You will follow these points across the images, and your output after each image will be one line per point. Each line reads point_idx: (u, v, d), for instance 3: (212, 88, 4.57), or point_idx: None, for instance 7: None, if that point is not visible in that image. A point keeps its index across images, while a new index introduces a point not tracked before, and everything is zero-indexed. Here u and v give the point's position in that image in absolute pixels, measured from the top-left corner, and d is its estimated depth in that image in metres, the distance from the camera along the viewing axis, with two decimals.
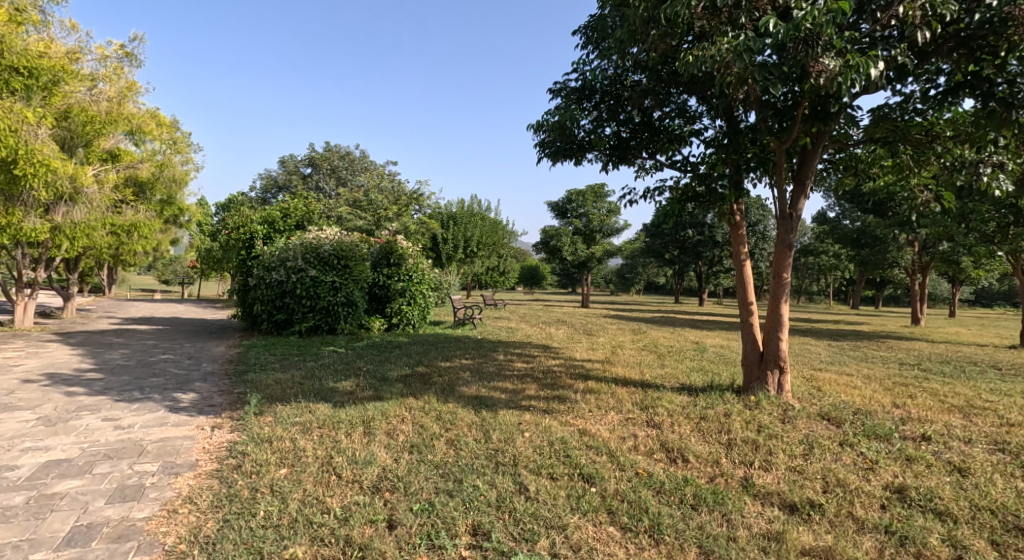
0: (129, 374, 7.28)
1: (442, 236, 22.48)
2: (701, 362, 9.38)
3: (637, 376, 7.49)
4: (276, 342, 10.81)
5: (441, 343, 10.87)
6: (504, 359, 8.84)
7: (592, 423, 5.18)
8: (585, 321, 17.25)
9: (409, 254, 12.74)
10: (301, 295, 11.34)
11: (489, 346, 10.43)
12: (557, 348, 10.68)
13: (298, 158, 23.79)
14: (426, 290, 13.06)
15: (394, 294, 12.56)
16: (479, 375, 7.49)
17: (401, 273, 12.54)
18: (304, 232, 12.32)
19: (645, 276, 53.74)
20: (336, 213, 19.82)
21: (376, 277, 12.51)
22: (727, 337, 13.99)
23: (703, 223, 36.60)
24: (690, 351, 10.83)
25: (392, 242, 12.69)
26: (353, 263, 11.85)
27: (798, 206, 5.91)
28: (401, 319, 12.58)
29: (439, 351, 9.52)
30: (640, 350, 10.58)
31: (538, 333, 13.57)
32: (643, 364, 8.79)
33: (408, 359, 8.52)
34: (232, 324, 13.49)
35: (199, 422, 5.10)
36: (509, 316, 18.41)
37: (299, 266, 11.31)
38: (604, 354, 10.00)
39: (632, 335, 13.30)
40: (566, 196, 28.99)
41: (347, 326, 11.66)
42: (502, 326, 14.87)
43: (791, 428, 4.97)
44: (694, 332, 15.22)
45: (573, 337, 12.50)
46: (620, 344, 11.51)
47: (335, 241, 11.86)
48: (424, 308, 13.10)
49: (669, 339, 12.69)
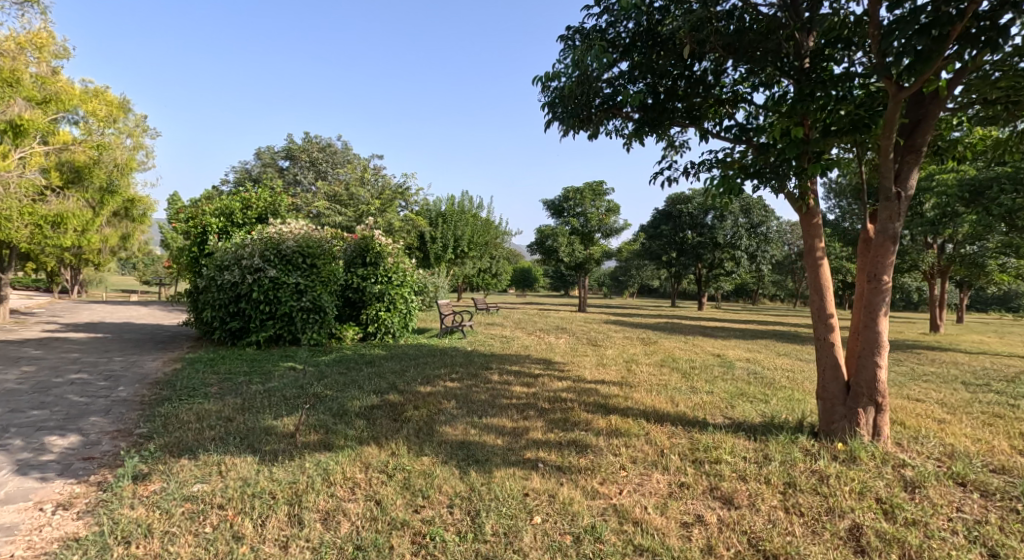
0: (5, 405, 5.53)
1: (430, 234, 20.79)
2: (737, 385, 7.77)
3: (671, 408, 5.88)
4: (226, 356, 9.10)
5: (425, 356, 9.27)
6: (500, 381, 7.16)
7: (630, 495, 3.56)
8: (587, 329, 15.65)
9: (388, 252, 11.05)
10: (259, 300, 9.64)
11: (480, 361, 8.79)
12: (561, 363, 9.06)
13: (275, 149, 22.07)
14: (408, 294, 11.38)
15: (371, 299, 10.89)
16: (469, 405, 5.82)
17: (379, 275, 10.88)
18: (266, 226, 10.60)
19: (639, 277, 52.36)
20: (312, 207, 18.35)
21: (350, 278, 10.83)
22: (748, 349, 12.44)
23: (703, 224, 35.28)
24: (716, 368, 9.25)
25: (368, 238, 10.99)
26: (322, 262, 10.15)
27: (907, 182, 4.26)
28: (381, 327, 10.97)
29: (420, 368, 7.90)
30: (660, 367, 8.96)
31: (536, 344, 11.97)
32: (671, 387, 7.17)
33: (380, 382, 6.84)
34: (184, 332, 11.74)
35: (40, 497, 3.39)
36: (502, 322, 16.76)
37: (255, 265, 9.54)
38: (618, 371, 8.39)
39: (642, 346, 11.72)
40: (563, 194, 27.46)
41: (315, 336, 10.00)
42: (496, 335, 13.24)
43: (929, 504, 3.38)
44: (709, 342, 13.67)
45: (576, 350, 10.91)
46: (632, 359, 9.91)
47: (300, 237, 10.14)
48: (405, 314, 11.44)
49: (685, 352, 11.13)
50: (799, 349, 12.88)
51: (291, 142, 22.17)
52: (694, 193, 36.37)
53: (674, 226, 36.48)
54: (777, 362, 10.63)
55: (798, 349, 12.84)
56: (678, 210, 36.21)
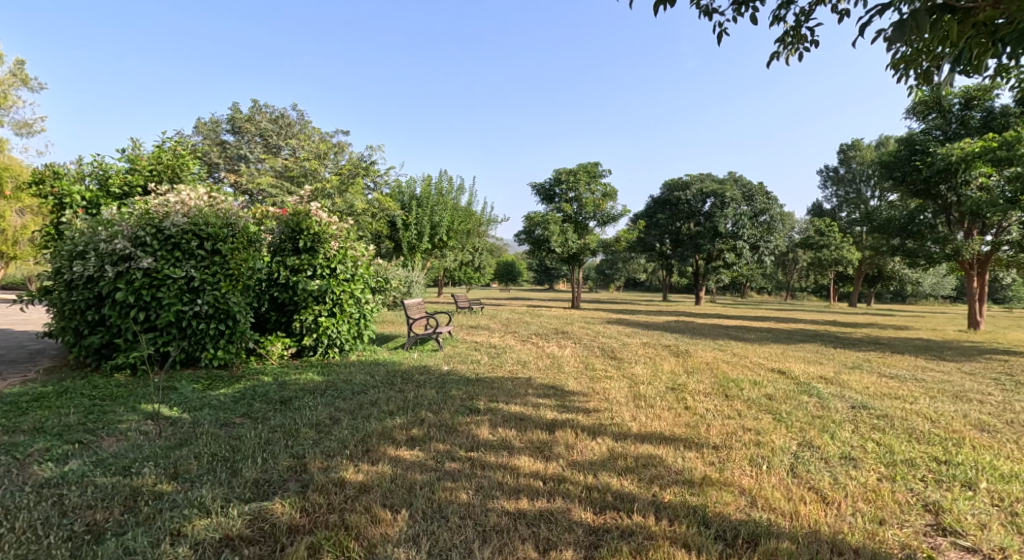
0: None
1: (402, 220, 17.66)
2: (867, 435, 4.92)
3: (828, 525, 3.09)
4: (67, 388, 5.98)
5: (381, 386, 6.28)
6: (495, 447, 4.23)
7: None
8: (592, 334, 12.82)
9: (331, 234, 7.93)
10: (128, 304, 6.46)
11: (463, 396, 5.86)
12: (579, 396, 6.17)
13: (217, 119, 18.75)
14: (362, 292, 8.31)
15: (307, 299, 7.77)
16: (434, 527, 3.03)
17: (318, 265, 7.74)
18: (149, 194, 7.33)
19: (627, 271, 49.77)
20: (256, 184, 15.21)
21: (276, 270, 7.66)
22: (807, 363, 9.62)
23: (701, 212, 32.93)
24: (803, 399, 6.39)
25: (302, 213, 7.82)
26: (232, 248, 7.00)
27: None
28: (323, 338, 7.94)
29: (366, 417, 4.89)
30: (726, 401, 6.07)
31: (535, 357, 9.04)
32: (780, 452, 4.31)
33: (278, 455, 3.83)
34: (51, 347, 8.49)
35: None
36: (487, 324, 13.77)
37: (121, 252, 6.38)
38: (672, 412, 5.49)
39: (676, 360, 8.91)
40: (554, 176, 24.56)
41: (220, 355, 6.90)
42: (482, 343, 10.28)
43: None
44: (748, 349, 10.95)
45: (592, 369, 8.00)
46: (676, 384, 7.02)
47: (193, 211, 6.91)
48: (358, 320, 8.40)
49: (736, 369, 8.26)
50: (866, 360, 10.11)
51: (236, 111, 18.80)
52: (693, 178, 33.64)
53: (670, 214, 34.19)
54: (863, 382, 7.83)
55: (867, 360, 10.08)
56: (676, 197, 33.42)
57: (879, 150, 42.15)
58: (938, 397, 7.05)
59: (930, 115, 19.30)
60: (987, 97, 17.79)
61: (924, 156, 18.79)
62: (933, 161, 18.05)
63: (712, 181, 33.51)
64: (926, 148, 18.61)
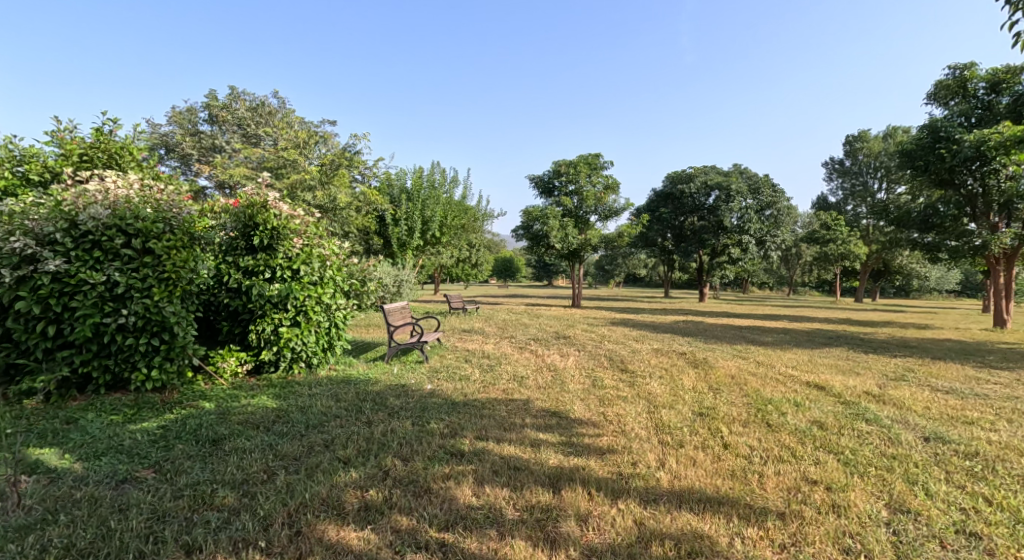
0: None
1: (391, 215, 16.47)
2: (970, 487, 3.77)
3: None
4: None
5: (345, 417, 5.10)
6: (483, 525, 3.20)
7: None
8: (596, 338, 11.67)
9: (293, 229, 6.75)
10: (34, 315, 5.30)
11: (445, 431, 4.67)
12: (589, 428, 5.02)
13: (193, 109, 17.66)
14: (333, 297, 7.10)
15: (265, 307, 6.57)
16: None
17: (277, 267, 6.56)
18: (71, 178, 6.12)
19: (627, 267, 48.62)
20: (228, 175, 13.99)
21: (226, 272, 6.46)
22: (844, 375, 8.41)
23: (705, 205, 31.74)
24: (862, 427, 5.23)
25: (257, 203, 6.59)
26: (169, 247, 5.78)
27: None
28: (285, 352, 6.76)
29: (311, 472, 3.72)
30: (770, 433, 4.90)
31: (534, 370, 7.85)
32: (872, 526, 3.24)
33: None
34: None
35: None
36: (481, 327, 12.57)
37: (24, 251, 5.22)
38: (708, 453, 4.34)
39: (697, 374, 7.76)
40: (553, 168, 23.36)
41: (154, 377, 5.72)
42: (474, 352, 9.09)
43: None
44: (771, 357, 9.79)
45: (601, 387, 6.82)
46: (703, 407, 5.84)
47: (119, 200, 5.71)
48: (328, 329, 7.21)
49: (768, 385, 7.06)
50: (908, 370, 8.91)
51: (213, 99, 17.61)
52: (696, 171, 32.37)
53: (673, 208, 33.01)
54: (920, 401, 6.64)
55: (909, 370, 8.87)
56: (680, 190, 32.22)
57: (886, 141, 40.95)
58: (1017, 420, 5.88)
59: (953, 100, 18.31)
60: (1017, 79, 16.75)
61: (948, 144, 17.43)
62: (959, 149, 16.78)
63: (717, 174, 32.27)
64: (951, 135, 17.23)
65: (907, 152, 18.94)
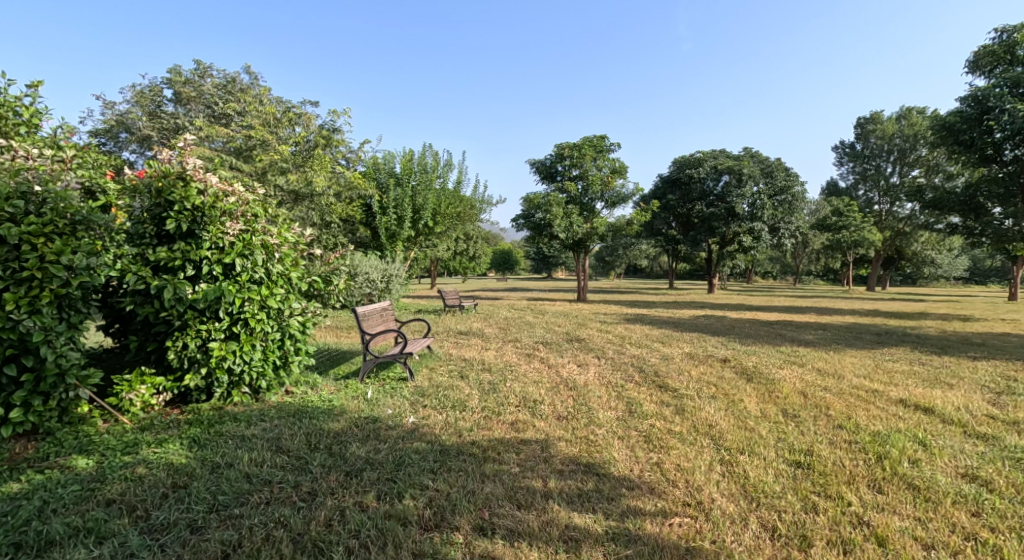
0: None
1: (378, 203, 14.72)
2: None
3: None
4: None
5: (277, 487, 3.37)
6: None
7: None
8: (615, 340, 9.96)
9: (225, 209, 4.99)
10: None
11: (427, 520, 2.98)
12: (647, 497, 3.30)
13: (156, 86, 15.88)
14: (284, 299, 5.34)
15: (185, 315, 4.82)
16: None
17: (204, 260, 4.82)
18: None
19: (628, 258, 46.88)
20: None
21: (129, 268, 4.70)
22: (936, 387, 6.66)
23: (712, 191, 29.83)
24: None
25: (172, 174, 4.82)
26: (33, 234, 4.04)
27: None
28: (218, 376, 5.01)
29: None
30: (927, 506, 3.20)
31: (548, 389, 6.11)
32: None
33: None
34: None
35: None
36: (480, 329, 10.84)
37: None
38: None
39: (757, 392, 6.03)
40: (555, 151, 21.56)
41: (13, 420, 3.99)
42: (471, 363, 7.32)
43: None
44: (832, 362, 8.05)
45: (642, 416, 5.07)
46: (796, 451, 4.13)
47: None
48: (281, 342, 5.45)
49: (860, 410, 5.33)
50: (1010, 380, 7.17)
51: (176, 75, 15.80)
52: (704, 154, 30.39)
53: (682, 195, 31.29)
54: None
55: (1011, 381, 7.12)
56: (688, 175, 30.27)
57: (899, 122, 38.88)
58: None
59: (998, 68, 16.47)
60: None
61: (996, 116, 15.52)
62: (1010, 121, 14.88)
63: (727, 158, 30.40)
64: (1001, 105, 15.30)
65: (947, 126, 17.12)
